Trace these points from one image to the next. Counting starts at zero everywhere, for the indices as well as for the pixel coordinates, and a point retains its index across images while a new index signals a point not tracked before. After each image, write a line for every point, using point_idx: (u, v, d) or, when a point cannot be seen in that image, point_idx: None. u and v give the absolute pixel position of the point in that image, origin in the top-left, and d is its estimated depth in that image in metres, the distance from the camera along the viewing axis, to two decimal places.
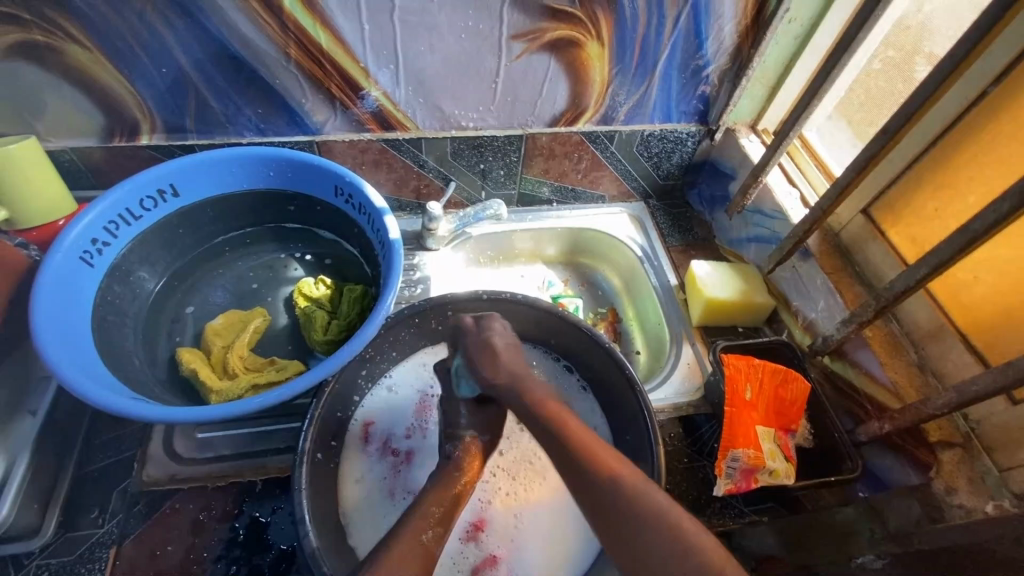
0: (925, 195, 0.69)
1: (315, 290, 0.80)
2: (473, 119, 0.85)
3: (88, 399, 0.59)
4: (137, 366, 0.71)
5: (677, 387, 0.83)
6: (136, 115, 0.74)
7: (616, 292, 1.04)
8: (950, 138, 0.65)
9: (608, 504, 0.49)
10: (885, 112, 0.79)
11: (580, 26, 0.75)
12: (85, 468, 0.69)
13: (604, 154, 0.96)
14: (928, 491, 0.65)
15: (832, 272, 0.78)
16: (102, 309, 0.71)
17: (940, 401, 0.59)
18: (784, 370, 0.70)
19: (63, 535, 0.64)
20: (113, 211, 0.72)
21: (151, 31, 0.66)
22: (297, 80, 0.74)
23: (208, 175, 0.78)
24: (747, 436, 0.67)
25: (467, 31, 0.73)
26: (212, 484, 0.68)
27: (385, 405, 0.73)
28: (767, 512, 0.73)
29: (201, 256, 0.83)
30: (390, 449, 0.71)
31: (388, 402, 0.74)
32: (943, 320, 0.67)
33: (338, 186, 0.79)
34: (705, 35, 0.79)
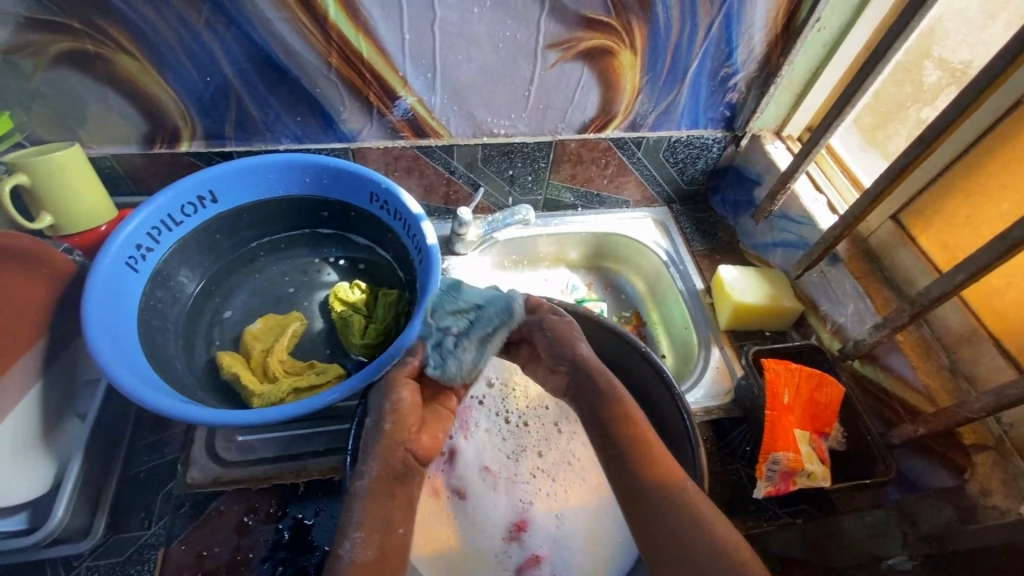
0: (957, 202, 0.70)
1: (351, 295, 0.81)
2: (505, 126, 0.86)
3: (142, 401, 0.60)
4: (180, 371, 0.72)
5: (706, 390, 0.84)
6: (178, 123, 0.75)
7: (640, 296, 1.05)
8: (984, 146, 0.66)
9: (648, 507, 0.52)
10: (917, 119, 0.80)
11: (613, 35, 0.76)
12: (130, 471, 0.70)
13: (632, 160, 0.97)
14: (961, 493, 0.67)
15: (861, 277, 0.79)
16: (146, 313, 0.72)
17: (978, 405, 0.60)
18: (819, 374, 0.71)
19: (112, 537, 0.65)
20: (156, 217, 0.73)
21: (197, 39, 0.67)
22: (336, 88, 0.75)
23: (247, 181, 0.79)
24: (787, 438, 0.67)
25: (504, 40, 0.74)
26: (255, 485, 0.69)
27: None
28: (800, 514, 0.74)
29: (238, 261, 0.84)
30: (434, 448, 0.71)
31: None
32: (976, 324, 0.68)
33: (374, 192, 0.80)
34: (736, 43, 0.80)
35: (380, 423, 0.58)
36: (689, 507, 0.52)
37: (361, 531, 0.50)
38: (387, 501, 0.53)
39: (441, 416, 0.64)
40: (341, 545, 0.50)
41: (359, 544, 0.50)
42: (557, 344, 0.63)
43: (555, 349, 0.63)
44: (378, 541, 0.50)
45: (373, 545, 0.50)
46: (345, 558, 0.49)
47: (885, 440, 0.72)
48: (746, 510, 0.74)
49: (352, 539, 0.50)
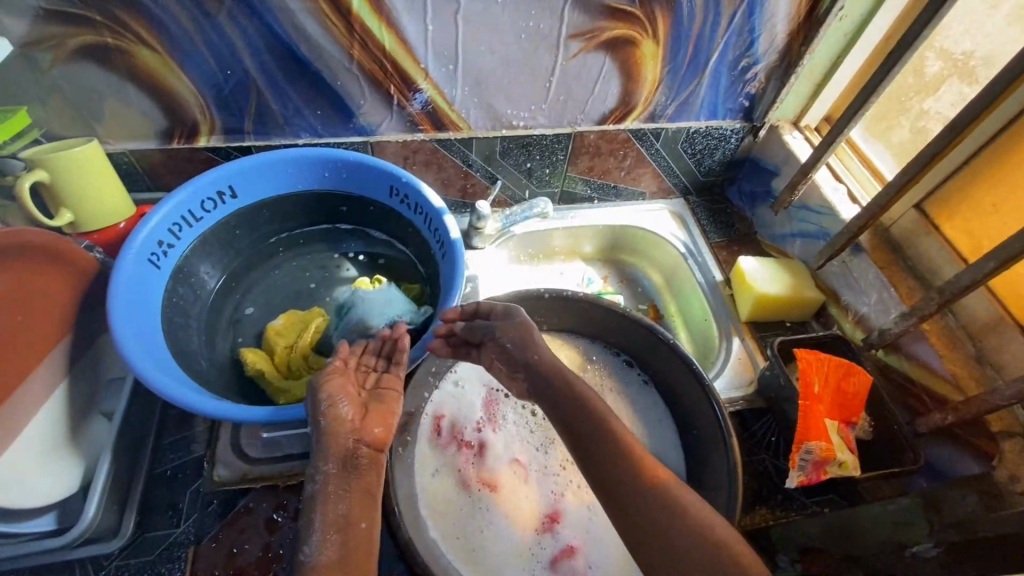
0: (984, 190, 0.70)
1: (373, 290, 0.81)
2: (525, 118, 0.86)
3: (173, 398, 0.59)
4: (204, 368, 0.72)
5: (729, 381, 0.84)
6: (197, 117, 0.74)
7: (657, 289, 1.04)
8: (1014, 133, 0.65)
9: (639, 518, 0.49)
10: (919, 109, 0.81)
11: (636, 25, 0.75)
12: (157, 470, 0.69)
13: (649, 151, 0.96)
14: (989, 480, 0.67)
15: (884, 267, 0.79)
16: (169, 310, 0.71)
17: (1009, 391, 0.60)
18: (847, 363, 0.72)
19: (140, 536, 0.65)
20: (177, 213, 0.72)
21: (218, 31, 0.66)
22: (357, 80, 0.74)
23: (266, 175, 0.78)
24: (819, 428, 0.68)
25: (527, 30, 0.73)
26: (283, 482, 0.68)
27: (454, 398, 0.73)
28: (827, 503, 0.75)
29: (257, 257, 0.83)
30: (462, 441, 0.70)
31: (458, 396, 0.73)
32: (1003, 312, 0.68)
33: (394, 186, 0.80)
34: (758, 32, 0.80)
35: (318, 420, 0.52)
36: (679, 506, 0.49)
37: (319, 532, 0.46)
38: (342, 496, 0.48)
39: (387, 401, 0.56)
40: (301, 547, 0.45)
41: (321, 546, 0.45)
42: (514, 350, 0.62)
43: (510, 355, 0.62)
44: (340, 543, 0.46)
45: (335, 546, 0.45)
46: (305, 561, 0.44)
47: (911, 429, 0.72)
48: (773, 500, 0.74)
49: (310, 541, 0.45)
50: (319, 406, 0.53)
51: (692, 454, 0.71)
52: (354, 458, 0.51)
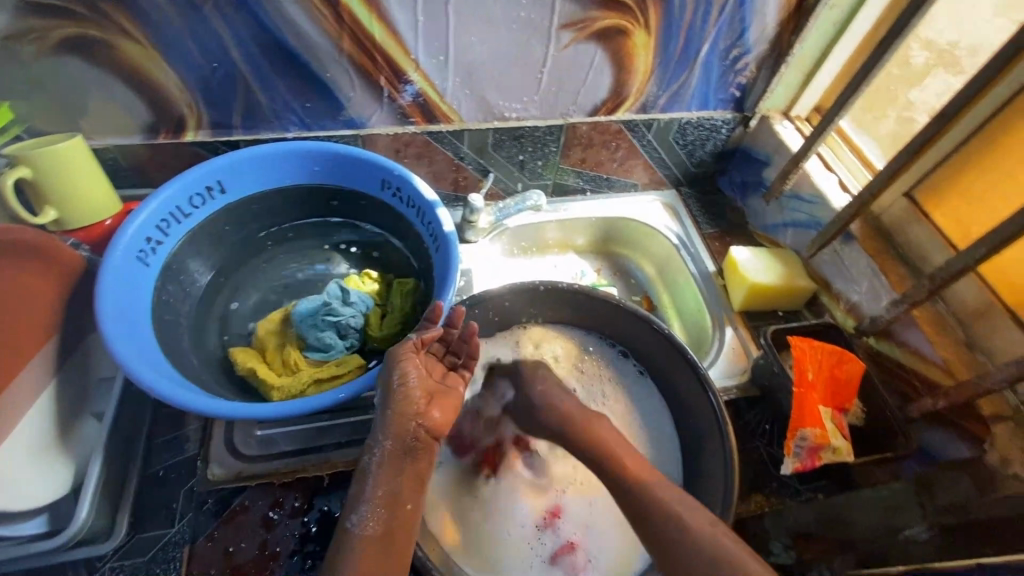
0: (972, 178, 0.71)
1: (364, 285, 0.81)
2: (516, 110, 0.85)
3: (163, 397, 0.59)
4: (195, 366, 0.71)
5: (723, 370, 0.85)
6: (183, 111, 0.73)
7: (650, 281, 1.05)
8: (1003, 119, 0.66)
9: (652, 531, 0.54)
10: (905, 100, 0.82)
11: (628, 15, 0.75)
12: (150, 470, 0.68)
13: (642, 143, 0.96)
14: (981, 464, 0.68)
15: (875, 255, 0.80)
16: (159, 308, 0.70)
17: (1000, 375, 0.61)
18: (840, 351, 0.72)
19: (134, 536, 0.64)
20: (164, 209, 0.71)
21: (205, 23, 0.65)
22: (346, 73, 0.73)
23: (255, 170, 0.77)
24: (814, 414, 0.68)
25: (519, 21, 0.73)
26: (278, 479, 0.68)
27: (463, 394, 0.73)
28: (821, 489, 0.74)
29: (247, 252, 0.82)
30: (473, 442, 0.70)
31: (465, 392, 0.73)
32: (992, 298, 0.69)
33: (386, 179, 0.79)
34: (749, 22, 0.80)
35: (388, 393, 0.56)
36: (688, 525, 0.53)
37: (368, 504, 0.51)
38: (398, 476, 0.53)
39: (451, 395, 0.61)
40: (349, 517, 0.51)
41: (368, 517, 0.51)
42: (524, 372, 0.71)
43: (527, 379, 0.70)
44: (383, 519, 0.51)
45: (378, 521, 0.51)
46: (353, 530, 0.50)
47: (902, 414, 0.73)
48: (768, 487, 0.74)
49: (359, 512, 0.51)
50: (393, 380, 0.56)
51: (689, 443, 0.71)
52: (412, 438, 0.55)
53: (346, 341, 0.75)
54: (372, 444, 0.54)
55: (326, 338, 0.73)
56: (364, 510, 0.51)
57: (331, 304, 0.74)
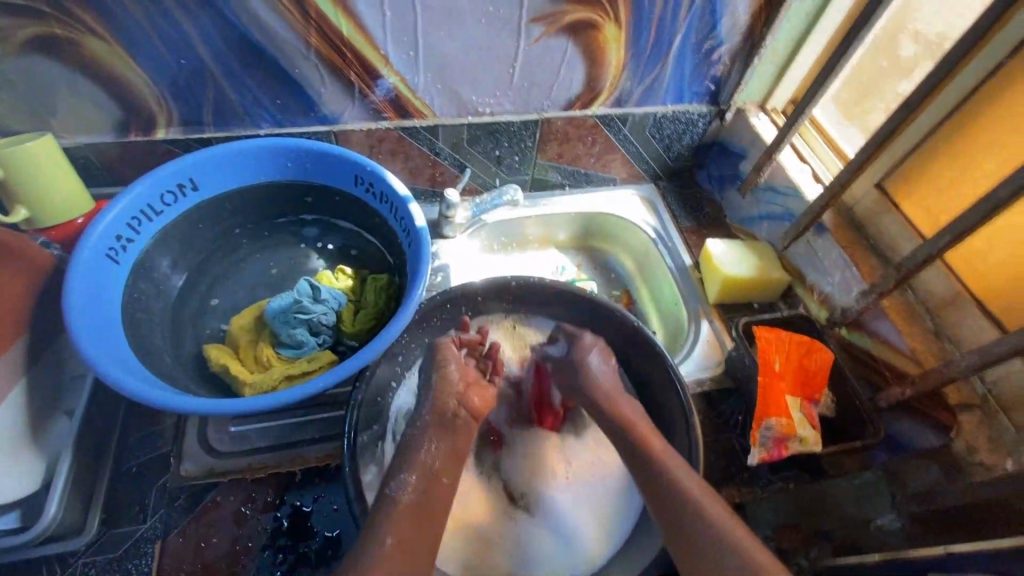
0: (938, 168, 0.71)
1: (337, 282, 0.80)
2: (490, 105, 0.85)
3: (129, 394, 0.59)
4: (167, 364, 0.71)
5: (698, 362, 0.85)
6: (153, 109, 0.73)
7: (630, 275, 1.05)
8: (970, 108, 0.66)
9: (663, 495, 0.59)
10: (895, 92, 0.80)
11: (598, 9, 0.75)
12: (123, 468, 0.69)
13: (618, 137, 0.96)
14: (949, 452, 0.68)
15: (846, 246, 0.80)
16: (130, 305, 0.70)
17: (962, 364, 0.62)
18: (808, 341, 0.73)
19: (106, 533, 0.64)
20: (135, 207, 0.71)
21: (170, 20, 0.65)
22: (316, 69, 0.74)
23: (226, 167, 0.77)
24: (779, 406, 0.69)
25: (487, 16, 0.73)
26: (250, 475, 0.68)
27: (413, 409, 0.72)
28: (792, 479, 0.76)
29: (222, 250, 0.82)
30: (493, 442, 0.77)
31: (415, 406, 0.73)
32: (958, 287, 0.69)
33: (359, 175, 0.79)
34: (720, 14, 0.80)
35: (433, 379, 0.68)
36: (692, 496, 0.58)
37: (409, 475, 0.59)
38: (436, 451, 0.62)
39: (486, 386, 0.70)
40: (390, 483, 0.58)
41: (404, 485, 0.58)
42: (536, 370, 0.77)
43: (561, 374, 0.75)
44: (420, 488, 0.58)
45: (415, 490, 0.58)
46: (393, 494, 0.57)
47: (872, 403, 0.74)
48: (739, 477, 0.75)
49: (402, 480, 0.58)
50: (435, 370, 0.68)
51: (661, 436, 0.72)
52: (452, 415, 0.66)
53: (318, 338, 0.75)
54: (418, 419, 0.65)
55: (298, 334, 0.73)
56: (402, 478, 0.59)
57: (300, 302, 0.73)
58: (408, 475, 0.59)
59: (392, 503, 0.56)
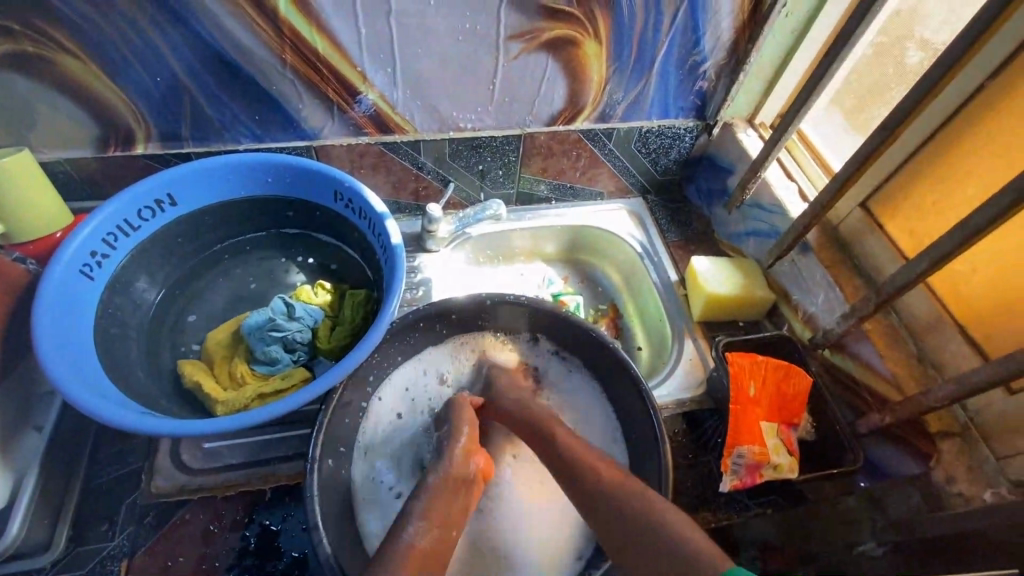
0: (922, 190, 0.69)
1: (315, 297, 0.80)
2: (471, 120, 0.85)
3: (95, 414, 0.59)
4: (142, 379, 0.71)
5: (680, 382, 0.83)
6: (131, 124, 0.74)
7: (617, 289, 1.04)
8: (952, 129, 0.64)
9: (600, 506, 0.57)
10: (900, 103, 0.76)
11: (576, 25, 0.74)
12: (93, 483, 0.69)
13: (603, 152, 0.96)
14: (928, 480, 0.67)
15: (830, 266, 0.79)
16: (104, 321, 0.70)
17: (940, 393, 0.60)
18: (786, 365, 0.72)
19: (74, 550, 0.65)
20: (111, 223, 0.71)
21: (145, 38, 0.65)
22: (293, 85, 0.74)
23: (205, 182, 0.77)
24: (752, 432, 0.69)
25: (464, 33, 0.73)
26: (220, 493, 0.68)
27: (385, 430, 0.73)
28: (770, 505, 0.73)
29: (201, 264, 0.82)
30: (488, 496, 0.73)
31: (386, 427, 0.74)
32: (941, 312, 0.68)
33: (338, 190, 0.79)
34: (702, 30, 0.79)
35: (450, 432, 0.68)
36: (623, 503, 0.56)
37: (417, 522, 0.57)
38: (445, 498, 0.61)
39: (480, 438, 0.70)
40: (403, 530, 0.56)
41: (418, 531, 0.56)
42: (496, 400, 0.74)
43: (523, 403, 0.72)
44: (433, 534, 0.57)
45: (428, 536, 0.56)
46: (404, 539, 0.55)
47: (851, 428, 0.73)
48: (715, 503, 0.74)
49: (414, 525, 0.57)
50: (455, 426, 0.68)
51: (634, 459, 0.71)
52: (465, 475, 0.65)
53: (293, 355, 0.75)
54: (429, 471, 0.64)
55: (271, 352, 0.73)
56: (415, 524, 0.57)
57: (274, 320, 0.73)
58: (422, 521, 0.57)
59: (405, 547, 0.54)
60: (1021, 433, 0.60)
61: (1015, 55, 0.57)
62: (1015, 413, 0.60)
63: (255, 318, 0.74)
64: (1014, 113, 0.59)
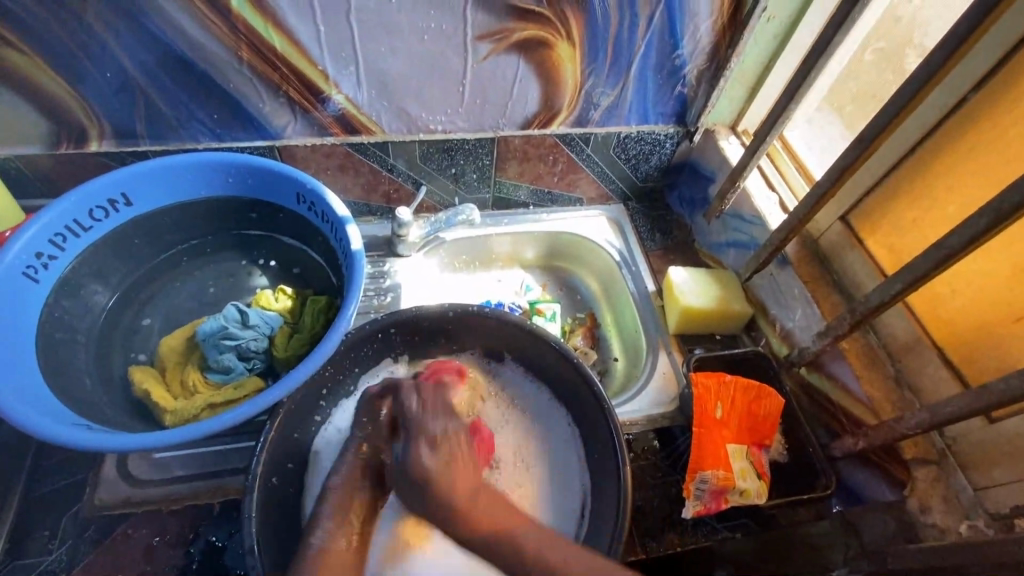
0: (901, 204, 0.67)
1: (275, 302, 0.77)
2: (442, 122, 0.82)
3: (26, 427, 0.55)
4: (89, 386, 0.68)
5: (652, 397, 0.80)
6: (83, 122, 0.71)
7: (595, 298, 1.01)
8: (933, 142, 0.62)
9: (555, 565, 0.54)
10: None
11: (548, 27, 0.72)
12: (34, 493, 0.66)
13: (580, 157, 0.93)
14: (902, 508, 0.64)
15: (809, 281, 0.76)
16: (48, 326, 0.68)
17: (914, 420, 0.57)
18: (756, 385, 0.70)
19: (10, 563, 0.62)
20: (60, 223, 0.69)
21: (91, 34, 0.63)
22: (252, 84, 0.71)
23: (160, 183, 0.74)
24: (717, 456, 0.66)
25: (429, 32, 0.70)
26: (166, 506, 0.66)
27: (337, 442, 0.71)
28: (740, 528, 0.70)
29: (159, 267, 0.80)
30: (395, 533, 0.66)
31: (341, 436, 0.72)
32: (920, 332, 0.65)
33: (300, 193, 0.76)
34: (680, 34, 0.76)
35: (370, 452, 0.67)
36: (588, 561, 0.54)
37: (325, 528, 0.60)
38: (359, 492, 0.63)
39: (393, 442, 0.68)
40: (314, 532, 0.59)
41: (328, 535, 0.60)
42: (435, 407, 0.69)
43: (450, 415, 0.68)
44: (345, 534, 0.61)
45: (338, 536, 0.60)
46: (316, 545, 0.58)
47: (826, 452, 0.70)
48: (682, 526, 0.70)
49: (324, 528, 0.60)
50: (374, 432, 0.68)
51: (597, 479, 0.68)
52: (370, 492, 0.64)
53: (248, 364, 0.73)
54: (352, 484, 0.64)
55: (225, 360, 0.71)
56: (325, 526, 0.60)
57: (228, 328, 0.71)
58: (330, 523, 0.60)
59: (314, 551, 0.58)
60: (1000, 463, 0.57)
61: (1000, 66, 0.53)
62: (994, 443, 0.57)
63: (208, 326, 0.72)
64: (998, 128, 0.56)
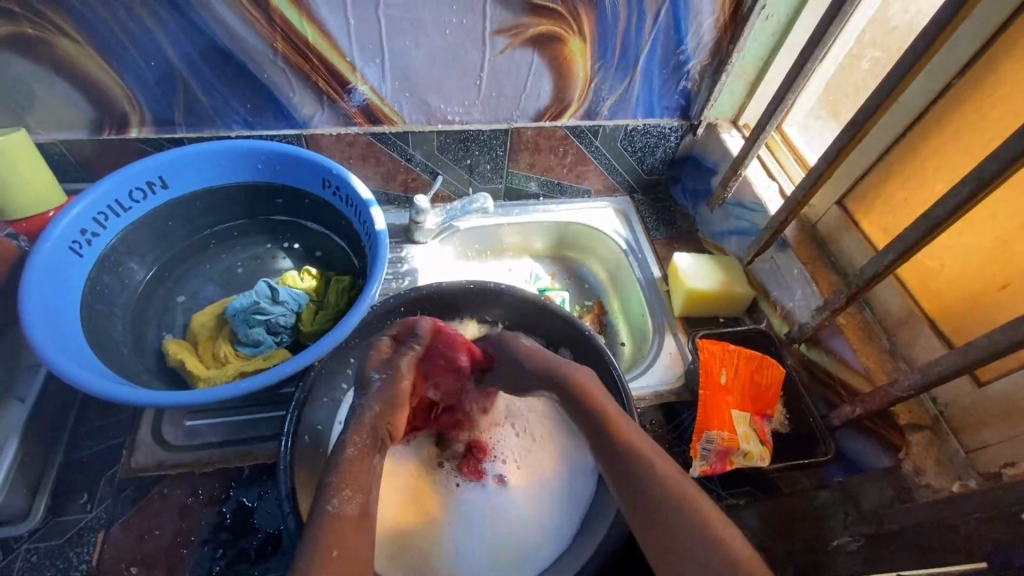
0: (893, 186, 0.71)
1: (301, 282, 0.82)
2: (458, 113, 0.87)
3: (76, 383, 0.59)
4: (126, 355, 0.72)
5: (659, 375, 0.84)
6: (125, 108, 0.76)
7: (603, 286, 1.05)
8: (922, 126, 0.66)
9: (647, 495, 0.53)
10: None
11: (561, 22, 0.77)
12: (74, 455, 0.71)
13: (589, 149, 0.97)
14: (898, 473, 0.67)
15: (808, 262, 0.80)
16: (91, 298, 0.72)
17: (907, 383, 0.61)
18: (759, 356, 0.74)
19: (51, 520, 0.66)
20: (102, 203, 0.73)
21: (139, 24, 0.68)
22: (284, 73, 0.76)
23: (196, 166, 0.79)
24: (722, 419, 0.71)
25: (451, 27, 0.75)
26: (199, 469, 0.69)
27: None
28: (742, 496, 0.74)
29: (191, 247, 0.84)
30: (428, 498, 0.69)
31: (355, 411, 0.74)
32: (912, 306, 0.69)
33: (326, 178, 0.80)
34: (684, 30, 0.81)
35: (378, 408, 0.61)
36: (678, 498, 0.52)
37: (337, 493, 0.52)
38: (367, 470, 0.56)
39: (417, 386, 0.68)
40: (329, 498, 0.52)
41: (344, 500, 0.52)
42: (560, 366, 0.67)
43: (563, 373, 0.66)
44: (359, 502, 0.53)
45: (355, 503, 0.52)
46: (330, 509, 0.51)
47: (825, 422, 0.74)
48: None
49: (337, 495, 0.52)
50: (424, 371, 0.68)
51: None
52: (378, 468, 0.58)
53: (276, 338, 0.77)
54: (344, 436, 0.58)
55: (255, 334, 0.75)
56: (339, 492, 0.52)
57: (259, 303, 0.75)
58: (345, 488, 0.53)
59: (328, 518, 0.50)
60: (989, 425, 0.61)
61: (978, 56, 0.59)
62: (982, 405, 0.61)
63: (239, 301, 0.76)
64: (981, 110, 0.60)
